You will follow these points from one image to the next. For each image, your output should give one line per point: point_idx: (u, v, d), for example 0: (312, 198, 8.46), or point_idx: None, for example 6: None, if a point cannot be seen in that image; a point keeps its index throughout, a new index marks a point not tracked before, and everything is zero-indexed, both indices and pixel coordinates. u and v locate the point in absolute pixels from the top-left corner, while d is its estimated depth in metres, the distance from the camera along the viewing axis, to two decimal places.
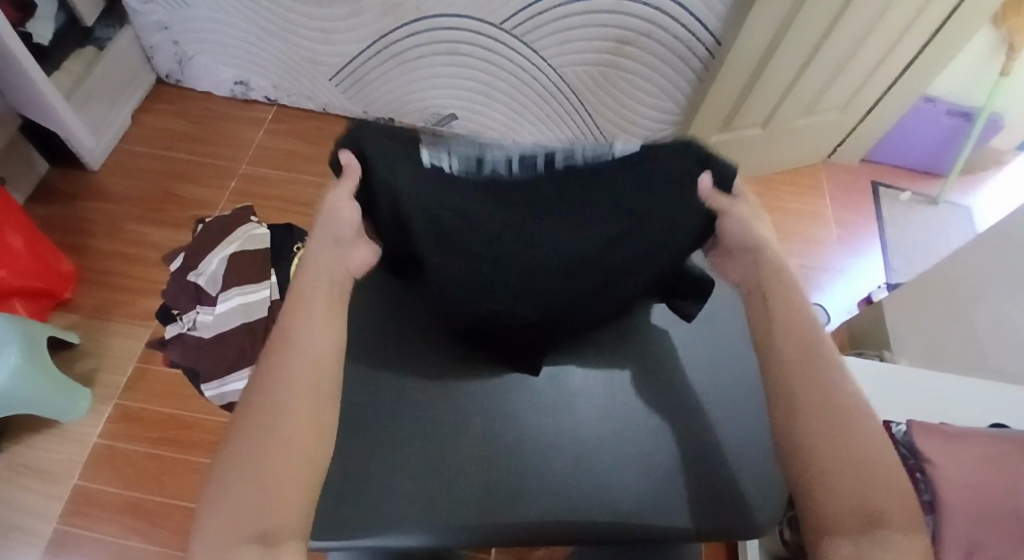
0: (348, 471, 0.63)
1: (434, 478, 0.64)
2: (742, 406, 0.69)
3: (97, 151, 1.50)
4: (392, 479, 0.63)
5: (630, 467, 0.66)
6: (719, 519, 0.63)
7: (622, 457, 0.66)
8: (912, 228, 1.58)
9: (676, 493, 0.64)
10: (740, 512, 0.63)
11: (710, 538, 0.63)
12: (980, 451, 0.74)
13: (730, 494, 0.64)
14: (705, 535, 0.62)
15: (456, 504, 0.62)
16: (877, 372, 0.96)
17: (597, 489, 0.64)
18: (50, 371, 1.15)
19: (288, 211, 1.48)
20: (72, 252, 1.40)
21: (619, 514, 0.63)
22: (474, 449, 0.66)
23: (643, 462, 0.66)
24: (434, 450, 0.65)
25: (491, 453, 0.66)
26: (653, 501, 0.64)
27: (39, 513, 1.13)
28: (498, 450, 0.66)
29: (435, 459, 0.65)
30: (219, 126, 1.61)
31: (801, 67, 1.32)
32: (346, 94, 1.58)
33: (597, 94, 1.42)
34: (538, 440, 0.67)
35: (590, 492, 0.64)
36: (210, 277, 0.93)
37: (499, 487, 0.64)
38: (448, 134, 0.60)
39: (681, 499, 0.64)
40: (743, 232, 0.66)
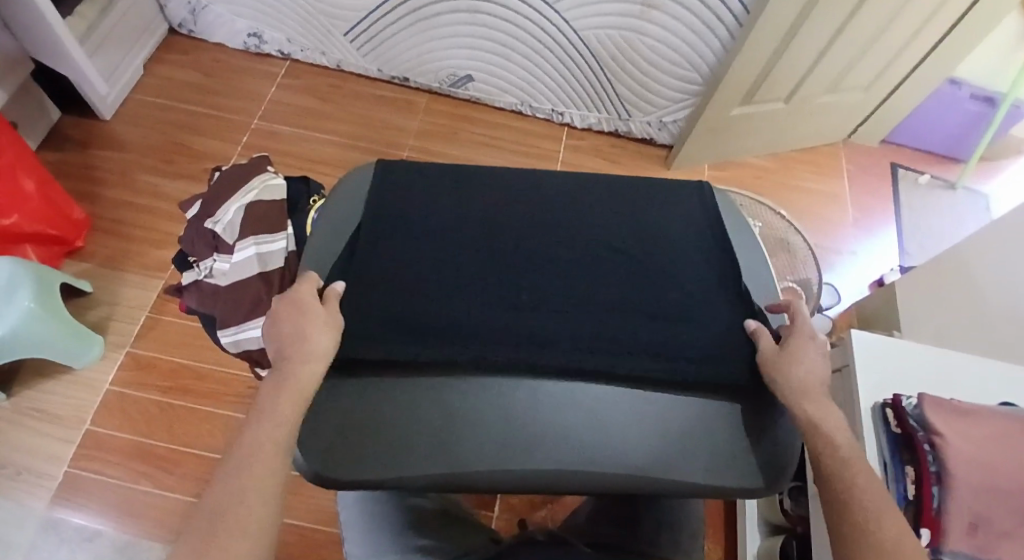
0: (347, 394, 0.59)
1: (428, 427, 0.56)
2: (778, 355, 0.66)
3: (109, 100, 1.48)
4: (376, 420, 0.56)
5: (648, 420, 0.58)
6: (764, 468, 0.57)
7: (622, 413, 0.58)
8: (928, 212, 1.58)
9: (698, 446, 0.57)
10: (777, 460, 0.57)
11: (760, 494, 0.57)
12: (993, 428, 0.75)
13: (770, 451, 0.57)
14: (754, 491, 0.56)
15: (459, 446, 0.55)
16: (895, 349, 0.93)
17: (606, 439, 0.56)
18: (63, 317, 1.15)
19: (300, 169, 1.48)
20: (83, 200, 1.39)
21: (636, 467, 0.55)
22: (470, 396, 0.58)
23: (651, 411, 0.58)
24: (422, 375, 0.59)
25: (480, 401, 0.57)
26: (669, 449, 0.56)
27: (50, 456, 1.14)
28: (487, 399, 0.57)
29: (421, 401, 0.57)
30: (235, 80, 1.59)
31: (827, 44, 1.30)
32: (361, 50, 1.55)
33: (620, 60, 1.40)
34: (539, 375, 0.60)
35: (602, 444, 0.56)
36: (228, 225, 0.92)
37: (492, 426, 0.56)
38: (474, 179, 0.76)
39: (690, 438, 0.57)
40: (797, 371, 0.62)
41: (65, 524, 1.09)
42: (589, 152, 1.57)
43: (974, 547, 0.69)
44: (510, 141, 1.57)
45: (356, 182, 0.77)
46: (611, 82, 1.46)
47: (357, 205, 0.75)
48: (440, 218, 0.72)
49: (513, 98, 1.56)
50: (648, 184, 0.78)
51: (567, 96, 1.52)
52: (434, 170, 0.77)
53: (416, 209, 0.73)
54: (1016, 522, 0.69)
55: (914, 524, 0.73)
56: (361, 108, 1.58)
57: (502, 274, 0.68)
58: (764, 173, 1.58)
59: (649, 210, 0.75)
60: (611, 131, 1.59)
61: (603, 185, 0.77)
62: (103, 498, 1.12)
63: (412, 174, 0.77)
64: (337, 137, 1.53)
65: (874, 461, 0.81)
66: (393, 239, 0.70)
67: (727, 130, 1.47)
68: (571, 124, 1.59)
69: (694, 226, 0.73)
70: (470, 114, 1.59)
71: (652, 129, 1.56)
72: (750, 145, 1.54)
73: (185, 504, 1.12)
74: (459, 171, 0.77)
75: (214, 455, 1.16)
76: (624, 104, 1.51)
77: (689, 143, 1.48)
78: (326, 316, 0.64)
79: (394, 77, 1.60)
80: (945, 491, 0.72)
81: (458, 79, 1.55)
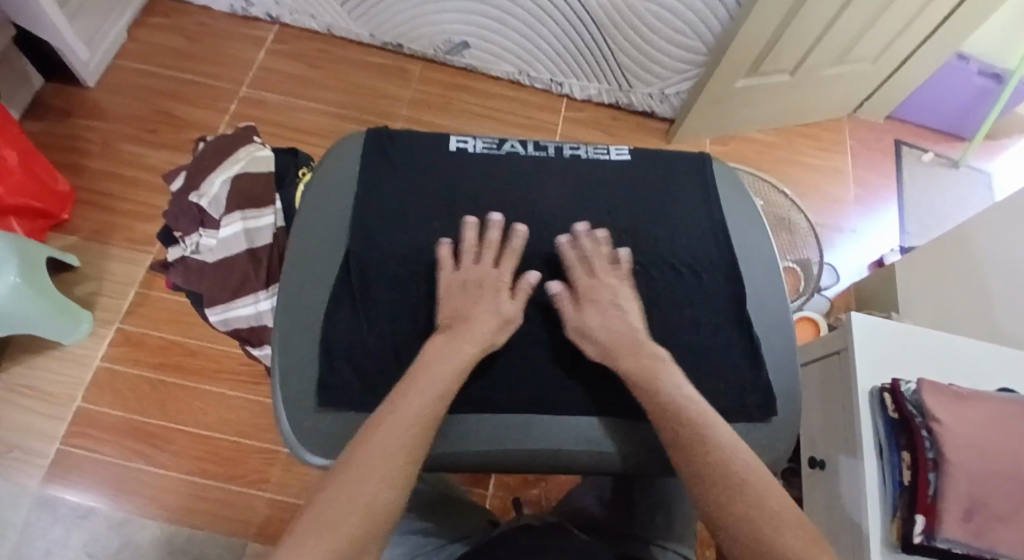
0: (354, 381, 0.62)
1: (615, 342, 0.62)
2: (772, 343, 0.68)
3: (91, 67, 1.42)
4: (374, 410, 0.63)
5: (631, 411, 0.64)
6: None
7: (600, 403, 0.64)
8: (931, 190, 1.56)
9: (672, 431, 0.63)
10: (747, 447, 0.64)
11: None
12: (990, 413, 0.74)
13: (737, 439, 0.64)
14: None
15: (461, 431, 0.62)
16: (895, 332, 0.91)
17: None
18: (50, 294, 1.13)
19: (291, 139, 1.44)
20: (67, 171, 1.35)
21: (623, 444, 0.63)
22: (633, 315, 0.65)
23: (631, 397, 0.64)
24: (591, 289, 0.65)
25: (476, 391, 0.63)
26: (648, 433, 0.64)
27: (41, 433, 1.13)
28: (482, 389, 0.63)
29: None
30: (222, 45, 1.53)
31: (836, 15, 1.25)
32: (352, 14, 1.49)
33: (622, 28, 1.35)
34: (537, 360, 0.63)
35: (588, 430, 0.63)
36: (213, 201, 0.87)
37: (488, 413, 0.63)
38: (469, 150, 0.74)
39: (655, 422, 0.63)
40: (603, 326, 0.63)
41: (59, 502, 1.09)
42: (587, 125, 1.54)
43: (969, 533, 0.69)
44: (506, 112, 1.53)
45: (339, 147, 0.74)
46: (612, 50, 1.41)
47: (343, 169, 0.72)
48: (434, 193, 0.70)
49: (510, 67, 1.51)
50: (646, 152, 0.76)
51: (566, 66, 1.48)
52: (429, 139, 0.74)
53: (411, 184, 0.71)
54: (1013, 508, 0.69)
55: (910, 510, 0.74)
56: (353, 75, 1.53)
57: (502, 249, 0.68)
58: (766, 149, 1.55)
59: (651, 185, 0.74)
60: (612, 103, 1.55)
61: (603, 158, 0.75)
62: (97, 475, 1.11)
63: (403, 142, 0.74)
64: (327, 106, 1.48)
65: (870, 444, 0.82)
66: (389, 210, 0.69)
67: (730, 103, 1.44)
68: (570, 95, 1.55)
69: (695, 206, 0.73)
70: (465, 83, 1.55)
71: (653, 101, 1.52)
72: (752, 119, 1.51)
73: (180, 481, 1.12)
74: (452, 143, 0.74)
75: (207, 432, 1.16)
76: (626, 74, 1.47)
77: (691, 116, 1.45)
78: (506, 311, 0.64)
79: (387, 43, 1.55)
80: (941, 476, 0.71)
81: (453, 46, 1.50)
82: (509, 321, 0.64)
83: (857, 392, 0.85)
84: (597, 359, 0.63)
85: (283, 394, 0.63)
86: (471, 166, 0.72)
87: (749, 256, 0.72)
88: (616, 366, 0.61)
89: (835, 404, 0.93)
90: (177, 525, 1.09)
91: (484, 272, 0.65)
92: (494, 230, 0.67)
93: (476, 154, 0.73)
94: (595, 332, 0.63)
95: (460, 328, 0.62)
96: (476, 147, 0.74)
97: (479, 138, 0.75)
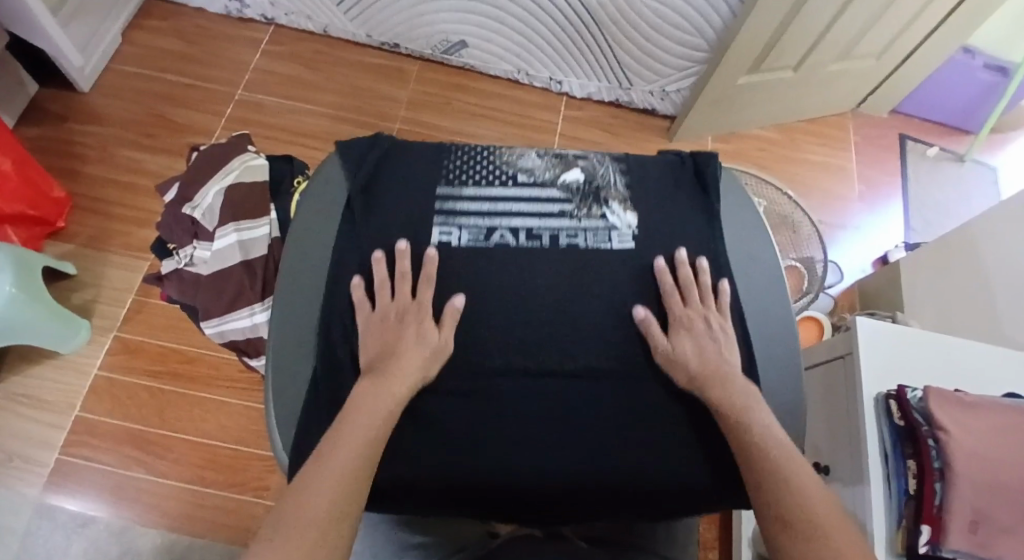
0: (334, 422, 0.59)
1: (708, 367, 0.60)
2: (777, 355, 0.63)
3: (86, 71, 1.41)
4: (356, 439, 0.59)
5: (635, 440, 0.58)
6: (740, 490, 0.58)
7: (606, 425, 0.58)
8: (935, 185, 1.54)
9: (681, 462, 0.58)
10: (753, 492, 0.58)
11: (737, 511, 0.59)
12: (997, 422, 0.73)
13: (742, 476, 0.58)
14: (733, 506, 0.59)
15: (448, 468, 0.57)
16: (900, 337, 0.90)
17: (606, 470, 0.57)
18: (47, 303, 1.12)
19: (287, 142, 1.42)
20: (63, 177, 1.34)
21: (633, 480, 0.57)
22: (724, 345, 0.63)
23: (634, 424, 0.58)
24: (686, 317, 0.62)
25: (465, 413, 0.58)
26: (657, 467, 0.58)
27: (42, 442, 1.13)
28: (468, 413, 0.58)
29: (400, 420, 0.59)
30: (218, 47, 1.51)
31: (840, 11, 1.23)
32: (348, 15, 1.47)
33: (621, 26, 1.33)
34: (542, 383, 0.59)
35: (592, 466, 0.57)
36: (207, 210, 0.88)
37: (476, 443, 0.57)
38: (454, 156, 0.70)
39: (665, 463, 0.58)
40: (694, 351, 0.61)
41: (59, 511, 1.09)
42: (587, 124, 1.52)
43: (974, 544, 0.67)
44: (505, 112, 1.51)
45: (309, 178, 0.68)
46: (611, 48, 1.39)
47: (316, 201, 0.66)
48: (422, 203, 0.66)
49: (508, 65, 1.50)
50: (646, 184, 0.69)
51: (565, 65, 1.46)
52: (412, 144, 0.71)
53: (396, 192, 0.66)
54: (1018, 519, 0.67)
55: (915, 520, 0.73)
56: (348, 76, 1.51)
57: (492, 321, 0.60)
58: (768, 146, 1.53)
59: (648, 188, 0.68)
60: (612, 101, 1.53)
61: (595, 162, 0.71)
62: (97, 483, 1.11)
63: (390, 148, 0.70)
64: (323, 108, 1.47)
65: (875, 452, 0.81)
66: (376, 219, 0.65)
67: (732, 100, 1.41)
68: (569, 94, 1.54)
69: (689, 209, 0.67)
70: (464, 82, 1.53)
71: (653, 98, 1.50)
72: (754, 116, 1.49)
73: (180, 489, 1.11)
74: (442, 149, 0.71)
75: (207, 440, 1.15)
76: (625, 72, 1.45)
77: (693, 113, 1.43)
78: (432, 341, 0.60)
79: (384, 44, 1.53)
80: (946, 485, 0.70)
81: (450, 45, 1.48)
82: (441, 350, 0.60)
83: (862, 397, 0.85)
84: (681, 384, 0.59)
85: (275, 418, 0.61)
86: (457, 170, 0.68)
87: (748, 258, 0.66)
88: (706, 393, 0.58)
89: (840, 421, 0.91)
90: (179, 533, 1.09)
91: (404, 305, 0.63)
92: (403, 259, 0.63)
93: (462, 250, 0.63)
94: (685, 360, 0.59)
95: (386, 366, 0.59)
96: (460, 152, 0.70)
97: (466, 223, 0.64)
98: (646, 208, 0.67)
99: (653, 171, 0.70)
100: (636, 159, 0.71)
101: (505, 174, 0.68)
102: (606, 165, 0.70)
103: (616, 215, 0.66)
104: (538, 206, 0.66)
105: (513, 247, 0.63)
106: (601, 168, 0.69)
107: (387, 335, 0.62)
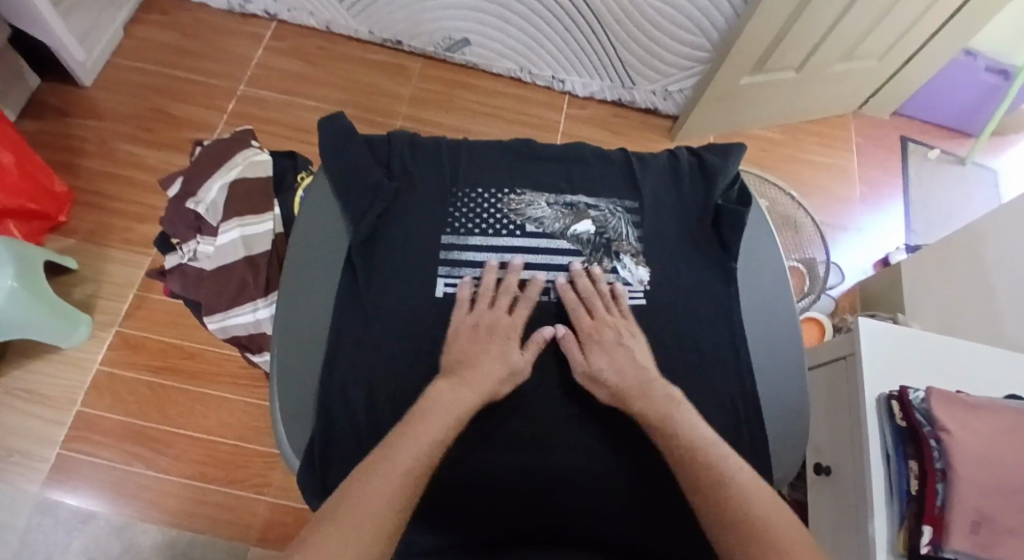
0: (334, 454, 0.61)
1: (633, 384, 0.63)
2: (782, 355, 0.68)
3: (88, 66, 1.40)
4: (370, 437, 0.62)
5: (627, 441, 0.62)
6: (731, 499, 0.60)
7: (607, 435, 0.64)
8: (936, 186, 1.54)
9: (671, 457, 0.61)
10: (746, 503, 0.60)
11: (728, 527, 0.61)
12: (999, 423, 0.73)
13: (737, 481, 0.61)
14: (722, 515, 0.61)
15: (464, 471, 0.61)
16: (902, 337, 0.90)
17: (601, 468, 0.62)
18: (48, 297, 1.12)
19: (289, 139, 1.42)
20: (64, 172, 1.34)
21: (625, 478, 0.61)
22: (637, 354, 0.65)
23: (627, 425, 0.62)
24: (594, 330, 0.65)
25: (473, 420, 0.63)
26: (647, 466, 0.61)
27: (41, 438, 1.12)
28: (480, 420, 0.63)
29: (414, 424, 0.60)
30: (220, 43, 1.51)
31: (844, 11, 1.23)
32: (351, 11, 1.47)
33: (625, 24, 1.33)
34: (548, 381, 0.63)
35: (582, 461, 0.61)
36: (211, 206, 0.87)
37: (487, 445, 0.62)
38: (469, 167, 0.73)
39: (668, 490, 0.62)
40: (613, 364, 0.64)
41: (58, 506, 1.08)
42: (590, 123, 1.52)
43: (976, 546, 0.67)
44: (507, 110, 1.51)
45: (320, 221, 0.70)
46: (615, 47, 1.40)
47: (327, 241, 0.69)
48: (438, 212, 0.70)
49: (511, 63, 1.50)
50: (653, 195, 0.73)
51: (569, 63, 1.46)
52: (428, 148, 0.74)
53: (415, 201, 0.71)
54: (1020, 520, 0.67)
55: (917, 521, 0.73)
56: (351, 72, 1.51)
57: (502, 333, 0.65)
58: (770, 146, 1.53)
59: (654, 200, 0.73)
60: (614, 100, 1.54)
61: (605, 174, 0.75)
62: (97, 479, 1.11)
63: (406, 155, 0.73)
64: (325, 104, 1.47)
65: (877, 453, 0.81)
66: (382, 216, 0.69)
67: (735, 100, 1.42)
68: (572, 93, 1.54)
69: (690, 222, 0.72)
70: (466, 80, 1.53)
71: (656, 98, 1.51)
72: (757, 116, 1.49)
73: (179, 485, 1.11)
74: (457, 153, 0.74)
75: (207, 436, 1.15)
76: (628, 71, 1.45)
77: (695, 113, 1.43)
78: (512, 361, 0.64)
79: (387, 40, 1.53)
80: (949, 486, 0.70)
81: (454, 43, 1.48)
82: (516, 374, 0.64)
83: (864, 397, 0.85)
84: (607, 400, 0.63)
85: (282, 414, 0.63)
86: (472, 179, 0.72)
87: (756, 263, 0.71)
88: (633, 408, 0.62)
89: (841, 422, 0.91)
90: (178, 529, 1.09)
91: (499, 317, 0.66)
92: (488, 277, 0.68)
93: (464, 305, 0.66)
94: (604, 375, 0.63)
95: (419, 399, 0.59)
96: (475, 161, 0.74)
97: (469, 273, 0.68)
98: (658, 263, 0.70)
99: (660, 182, 0.74)
100: (651, 206, 0.72)
101: (513, 224, 0.71)
102: (618, 215, 0.72)
103: (628, 269, 0.70)
104: (546, 257, 0.71)
105: (518, 303, 0.67)
106: (613, 219, 0.71)
107: (475, 340, 0.65)
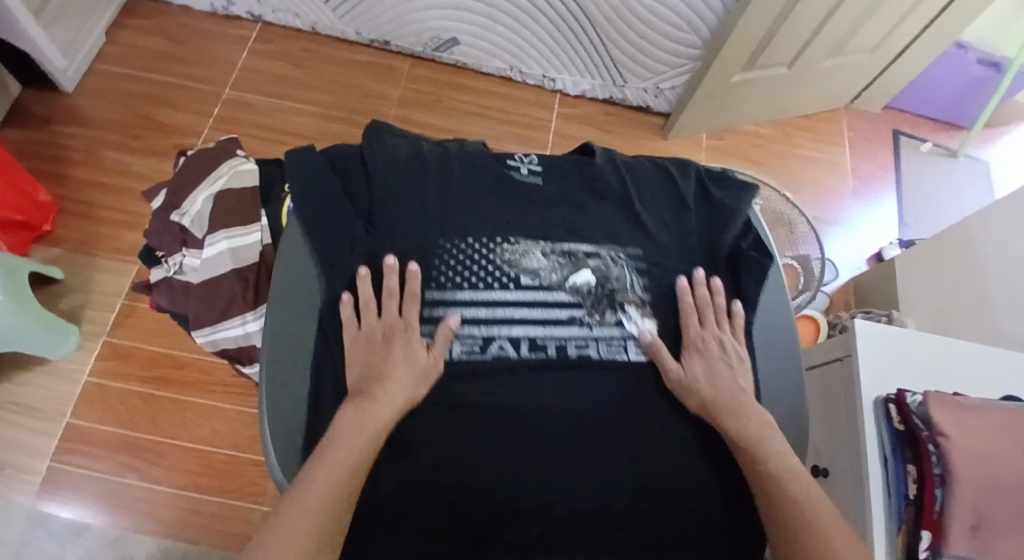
0: None
1: (718, 395, 0.65)
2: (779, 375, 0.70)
3: (71, 72, 1.38)
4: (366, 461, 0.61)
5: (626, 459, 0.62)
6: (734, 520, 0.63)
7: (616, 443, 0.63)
8: (927, 179, 1.54)
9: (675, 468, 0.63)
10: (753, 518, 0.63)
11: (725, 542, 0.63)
12: (996, 425, 0.72)
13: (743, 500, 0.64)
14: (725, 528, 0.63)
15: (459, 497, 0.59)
16: (897, 338, 0.90)
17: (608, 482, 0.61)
18: (36, 310, 1.10)
19: (277, 142, 1.40)
20: (49, 181, 1.32)
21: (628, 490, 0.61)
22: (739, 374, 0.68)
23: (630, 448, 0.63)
24: (700, 340, 0.69)
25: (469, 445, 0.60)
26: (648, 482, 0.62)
27: (32, 451, 1.11)
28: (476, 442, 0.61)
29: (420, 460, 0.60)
30: (205, 46, 1.49)
31: (833, 7, 1.22)
32: (337, 12, 1.45)
33: (615, 22, 1.32)
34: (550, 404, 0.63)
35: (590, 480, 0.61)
36: (196, 217, 0.86)
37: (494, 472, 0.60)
38: (460, 182, 0.71)
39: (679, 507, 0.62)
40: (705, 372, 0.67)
41: (52, 520, 1.07)
42: (582, 122, 1.51)
43: (975, 550, 0.67)
44: (498, 110, 1.50)
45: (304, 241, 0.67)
46: (605, 45, 1.38)
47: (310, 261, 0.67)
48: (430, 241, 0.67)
49: (501, 63, 1.48)
50: (652, 216, 0.74)
51: (559, 61, 1.44)
52: (415, 158, 0.71)
53: (405, 223, 0.67)
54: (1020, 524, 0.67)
55: (916, 525, 0.72)
56: (338, 74, 1.49)
57: (505, 359, 0.64)
58: (762, 142, 1.53)
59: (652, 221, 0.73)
60: (605, 98, 1.52)
61: (601, 189, 0.74)
62: (90, 492, 1.10)
63: (389, 166, 0.70)
64: (312, 107, 1.45)
65: (875, 457, 0.81)
66: (381, 254, 0.67)
67: (726, 97, 1.41)
68: (563, 91, 1.52)
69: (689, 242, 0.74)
70: (456, 80, 1.52)
71: (647, 95, 1.49)
72: (748, 112, 1.48)
73: (173, 496, 1.10)
74: (446, 163, 0.72)
75: (200, 446, 1.14)
76: (619, 69, 1.44)
77: (687, 110, 1.42)
78: (423, 363, 0.63)
79: (374, 41, 1.51)
80: (946, 492, 0.70)
81: (442, 43, 1.46)
82: (430, 371, 0.62)
83: (862, 399, 0.85)
84: (695, 409, 0.65)
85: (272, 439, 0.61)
86: (464, 201, 0.69)
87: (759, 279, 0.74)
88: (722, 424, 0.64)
89: (839, 423, 0.91)
90: (173, 541, 1.08)
91: (392, 324, 0.65)
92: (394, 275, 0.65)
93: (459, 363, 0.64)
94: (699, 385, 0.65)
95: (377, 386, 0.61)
96: (465, 174, 0.71)
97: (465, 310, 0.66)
98: (661, 286, 0.71)
99: (659, 199, 0.75)
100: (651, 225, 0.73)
101: (506, 278, 0.67)
102: (620, 264, 0.70)
103: (635, 323, 0.69)
104: (544, 313, 0.67)
105: (514, 361, 0.64)
106: (615, 268, 0.70)
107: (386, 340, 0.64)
